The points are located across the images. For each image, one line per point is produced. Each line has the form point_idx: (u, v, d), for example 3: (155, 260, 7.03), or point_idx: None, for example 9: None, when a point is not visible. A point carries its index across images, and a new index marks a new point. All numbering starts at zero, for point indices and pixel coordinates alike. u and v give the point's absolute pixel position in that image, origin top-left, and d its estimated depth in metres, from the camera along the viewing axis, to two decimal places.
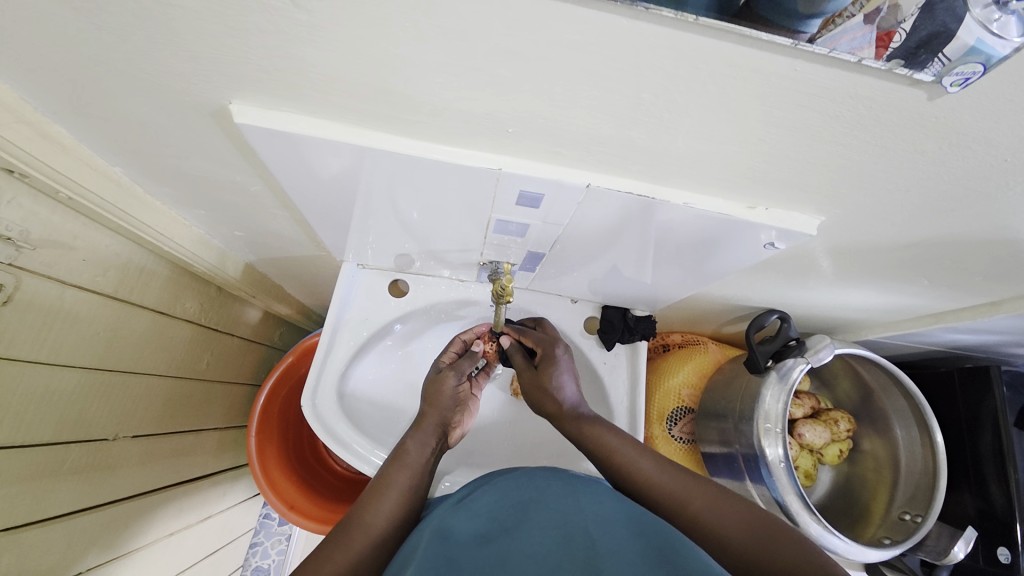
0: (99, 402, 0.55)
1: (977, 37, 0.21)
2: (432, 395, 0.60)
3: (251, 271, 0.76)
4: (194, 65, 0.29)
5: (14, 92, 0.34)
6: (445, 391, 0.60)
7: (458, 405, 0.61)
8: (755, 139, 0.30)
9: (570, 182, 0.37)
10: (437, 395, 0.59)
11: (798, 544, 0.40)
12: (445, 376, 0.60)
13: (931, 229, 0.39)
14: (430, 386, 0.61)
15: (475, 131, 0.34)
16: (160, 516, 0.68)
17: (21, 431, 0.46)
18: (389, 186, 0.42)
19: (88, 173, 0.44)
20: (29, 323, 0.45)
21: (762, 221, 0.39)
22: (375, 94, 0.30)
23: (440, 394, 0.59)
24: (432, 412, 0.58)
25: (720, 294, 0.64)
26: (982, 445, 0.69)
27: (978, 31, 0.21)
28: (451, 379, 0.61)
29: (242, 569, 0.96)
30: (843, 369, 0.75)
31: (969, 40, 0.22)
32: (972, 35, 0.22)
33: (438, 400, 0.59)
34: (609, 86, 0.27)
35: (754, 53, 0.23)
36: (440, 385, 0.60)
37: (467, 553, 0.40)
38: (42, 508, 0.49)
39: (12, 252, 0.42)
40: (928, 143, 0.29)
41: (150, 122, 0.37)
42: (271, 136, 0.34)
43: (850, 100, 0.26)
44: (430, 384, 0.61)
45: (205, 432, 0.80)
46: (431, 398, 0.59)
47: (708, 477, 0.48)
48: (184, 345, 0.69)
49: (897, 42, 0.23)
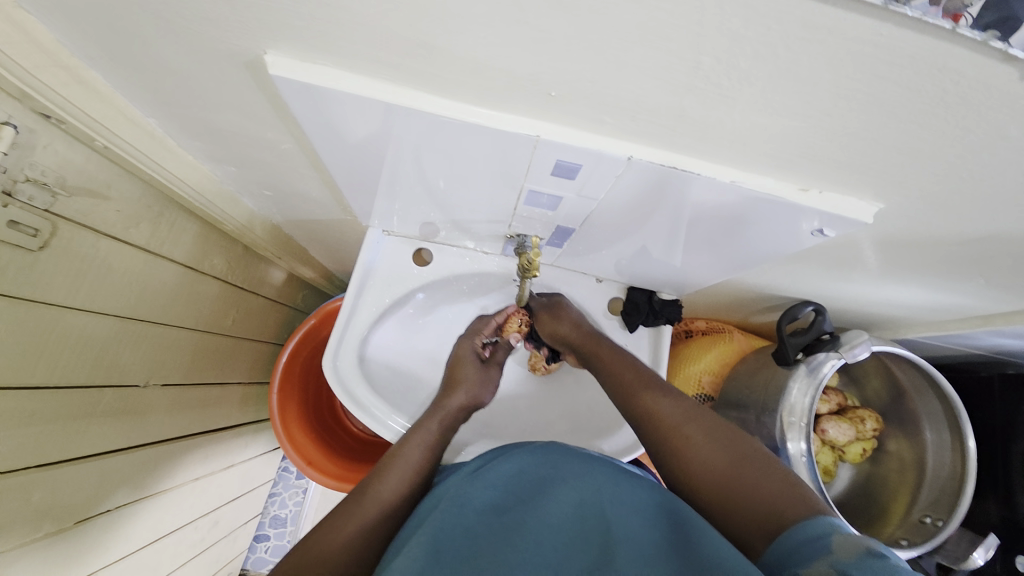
0: (132, 348, 0.57)
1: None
2: (461, 375, 0.64)
3: (277, 232, 0.76)
4: (229, 11, 0.28)
5: (51, 34, 0.34)
6: (477, 376, 0.65)
7: (483, 391, 0.65)
8: (820, 114, 0.28)
9: (611, 153, 0.35)
10: (467, 377, 0.64)
11: (790, 498, 0.38)
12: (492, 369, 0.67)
13: (996, 224, 0.36)
14: (461, 367, 0.65)
15: (516, 94, 0.32)
16: (185, 463, 0.71)
17: (56, 373, 0.47)
18: (419, 149, 0.41)
19: (122, 122, 0.44)
20: (66, 270, 0.46)
21: (811, 206, 0.37)
22: (415, 48, 0.29)
23: (470, 375, 0.64)
24: (459, 393, 0.62)
25: (752, 282, 0.61)
26: (1014, 454, 0.67)
27: None
28: (488, 370, 0.66)
29: (262, 516, 1.01)
30: (875, 367, 0.73)
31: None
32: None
33: (467, 382, 0.63)
34: (667, 48, 0.25)
35: (837, 14, 0.21)
36: (475, 369, 0.65)
37: (480, 523, 0.41)
38: (74, 448, 0.51)
39: (48, 199, 0.42)
40: (1013, 128, 0.26)
41: (183, 71, 0.36)
42: (305, 90, 0.33)
43: (936, 73, 0.23)
44: (462, 365, 0.65)
45: (230, 387, 0.82)
46: (460, 379, 0.63)
47: (729, 427, 0.45)
48: (211, 302, 0.71)
49: (966, 25, 0.21)
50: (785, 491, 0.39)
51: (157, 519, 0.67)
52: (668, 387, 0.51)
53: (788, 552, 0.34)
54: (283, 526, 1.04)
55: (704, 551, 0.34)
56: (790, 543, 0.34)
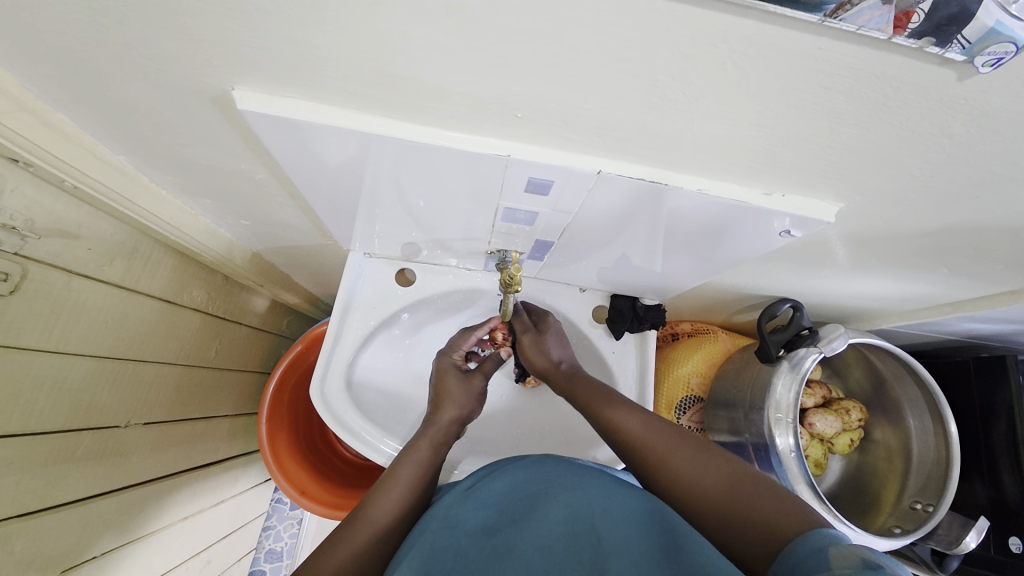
0: (110, 389, 0.56)
1: (997, 18, 0.21)
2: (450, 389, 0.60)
3: (258, 260, 0.76)
4: (193, 49, 0.29)
5: (16, 80, 0.34)
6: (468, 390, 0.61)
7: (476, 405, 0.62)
8: (772, 122, 0.29)
9: (581, 168, 0.36)
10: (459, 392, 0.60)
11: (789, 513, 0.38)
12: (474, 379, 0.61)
13: (951, 216, 0.38)
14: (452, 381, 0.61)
15: (483, 116, 0.33)
16: (172, 502, 0.69)
17: (33, 419, 0.46)
18: (395, 172, 0.41)
19: (91, 161, 0.43)
20: (37, 312, 0.45)
21: (777, 208, 0.38)
22: (380, 78, 0.30)
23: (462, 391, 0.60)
24: (452, 408, 0.59)
25: (730, 283, 0.63)
26: (996, 434, 0.69)
27: (997, 13, 0.21)
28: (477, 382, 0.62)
29: (256, 551, 0.98)
30: (856, 358, 0.75)
31: (988, 21, 0.21)
32: (991, 16, 0.21)
33: (454, 396, 0.59)
34: (623, 67, 0.26)
35: (777, 31, 0.22)
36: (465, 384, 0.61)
37: (472, 546, 0.41)
38: (53, 495, 0.50)
39: (18, 242, 0.42)
40: (956, 126, 0.28)
41: (152, 110, 0.36)
42: (275, 123, 0.34)
43: (876, 80, 0.25)
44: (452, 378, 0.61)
45: (216, 420, 0.81)
46: (452, 394, 0.60)
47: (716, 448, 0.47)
48: (193, 334, 0.70)
49: (907, 31, 0.22)
50: (739, 479, 0.43)
51: (146, 562, 0.65)
52: (628, 402, 0.54)
53: (794, 562, 0.34)
54: (279, 559, 1.01)
55: (692, 560, 0.35)
56: (796, 556, 0.34)
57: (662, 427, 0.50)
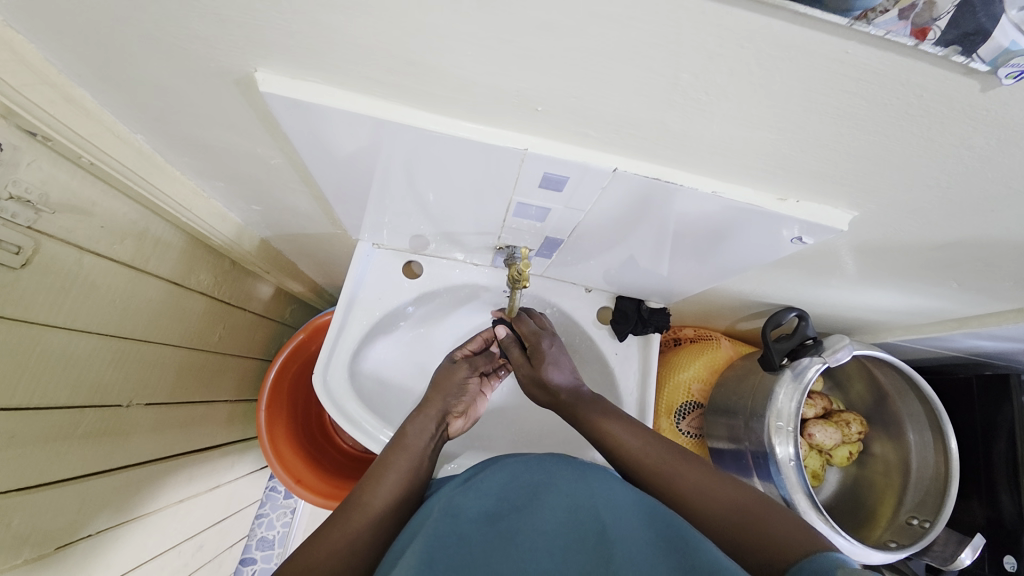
0: (114, 367, 0.56)
1: (1013, 38, 0.21)
2: (439, 381, 0.62)
3: (265, 246, 0.76)
4: (221, 30, 0.29)
5: (39, 52, 0.34)
6: (454, 380, 0.62)
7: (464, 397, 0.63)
8: (793, 126, 0.29)
9: (597, 165, 0.36)
10: (446, 382, 0.62)
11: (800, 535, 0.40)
12: (458, 367, 0.63)
13: (964, 229, 0.38)
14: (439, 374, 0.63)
15: (504, 108, 0.33)
16: (169, 485, 0.70)
17: (37, 394, 0.46)
18: (410, 163, 0.41)
19: (110, 139, 0.44)
20: (47, 288, 0.45)
21: (790, 215, 0.38)
22: (403, 65, 0.30)
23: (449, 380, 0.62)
24: (438, 398, 0.60)
25: (737, 289, 0.63)
26: (995, 453, 0.69)
27: (1013, 33, 0.21)
28: (462, 371, 0.64)
29: (248, 538, 0.98)
30: (858, 370, 0.75)
31: (1004, 41, 0.21)
32: (1007, 36, 0.21)
33: (443, 387, 0.61)
34: (647, 64, 0.26)
35: (804, 33, 0.22)
36: (450, 373, 0.63)
37: (476, 532, 0.41)
38: (54, 470, 0.50)
39: (31, 216, 0.42)
40: (976, 138, 0.28)
41: (173, 89, 0.36)
42: (296, 107, 0.34)
43: (901, 87, 0.25)
44: (440, 372, 0.64)
45: (216, 404, 0.81)
46: (439, 384, 0.62)
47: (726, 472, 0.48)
48: (198, 317, 0.70)
49: (930, 40, 0.22)
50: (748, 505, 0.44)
51: (140, 543, 0.65)
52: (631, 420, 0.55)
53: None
54: (271, 547, 1.01)
55: (697, 554, 0.35)
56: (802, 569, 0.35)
57: (671, 448, 0.51)
